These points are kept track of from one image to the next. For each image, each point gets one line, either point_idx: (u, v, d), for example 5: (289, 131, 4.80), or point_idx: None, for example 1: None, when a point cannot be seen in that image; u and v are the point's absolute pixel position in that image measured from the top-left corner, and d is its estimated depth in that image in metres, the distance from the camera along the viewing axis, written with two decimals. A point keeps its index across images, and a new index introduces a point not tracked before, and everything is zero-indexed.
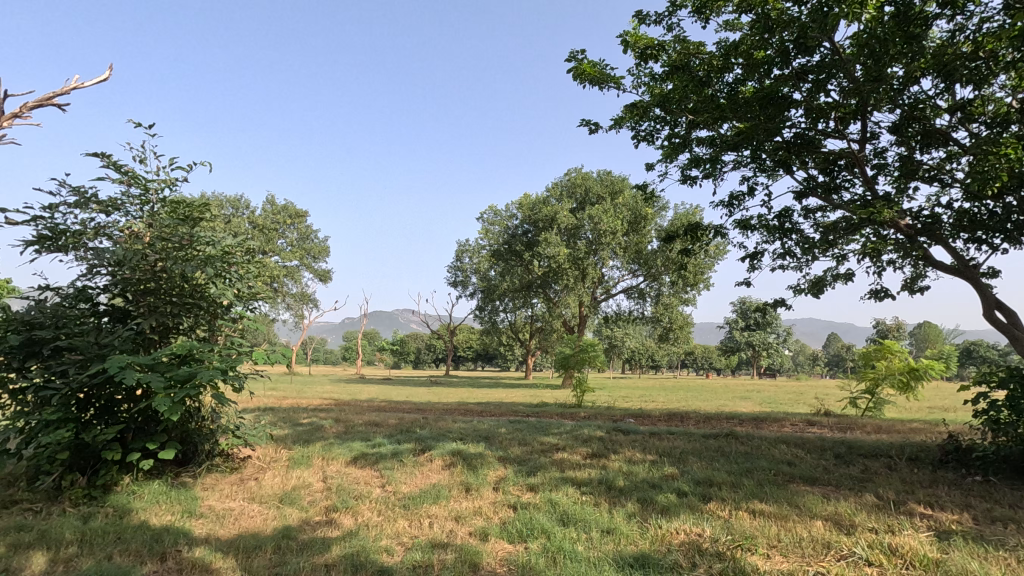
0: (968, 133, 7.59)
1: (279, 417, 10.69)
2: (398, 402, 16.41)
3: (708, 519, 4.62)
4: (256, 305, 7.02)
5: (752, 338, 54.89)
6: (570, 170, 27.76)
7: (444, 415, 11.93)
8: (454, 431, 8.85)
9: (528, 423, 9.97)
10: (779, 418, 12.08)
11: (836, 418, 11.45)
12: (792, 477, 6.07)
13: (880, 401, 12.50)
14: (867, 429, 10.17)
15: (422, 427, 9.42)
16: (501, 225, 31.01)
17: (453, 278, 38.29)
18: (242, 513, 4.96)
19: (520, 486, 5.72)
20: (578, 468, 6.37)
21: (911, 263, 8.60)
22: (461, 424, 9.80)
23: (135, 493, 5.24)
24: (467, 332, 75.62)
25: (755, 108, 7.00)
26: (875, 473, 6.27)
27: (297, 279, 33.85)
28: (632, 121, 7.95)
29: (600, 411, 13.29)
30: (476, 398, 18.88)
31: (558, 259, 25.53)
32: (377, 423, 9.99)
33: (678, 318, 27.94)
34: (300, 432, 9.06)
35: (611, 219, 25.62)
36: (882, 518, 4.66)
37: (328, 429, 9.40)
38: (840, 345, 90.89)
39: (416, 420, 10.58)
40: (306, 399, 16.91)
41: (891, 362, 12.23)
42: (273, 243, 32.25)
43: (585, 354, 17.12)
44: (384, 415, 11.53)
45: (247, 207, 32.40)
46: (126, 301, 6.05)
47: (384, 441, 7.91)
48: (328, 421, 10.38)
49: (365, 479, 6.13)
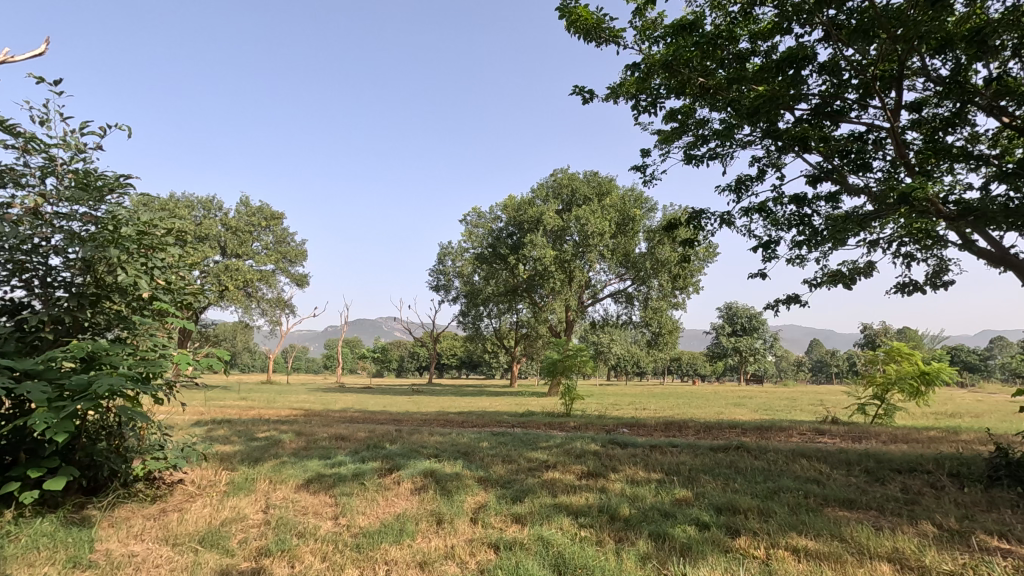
0: (1003, 109, 6.78)
1: (233, 432, 9.49)
2: (373, 413, 15.23)
3: (742, 562, 3.63)
4: (190, 300, 5.88)
5: (739, 344, 54.35)
6: (557, 171, 26.90)
7: (421, 427, 10.83)
8: (429, 445, 7.78)
9: (514, 436, 8.91)
10: (785, 427, 11.17)
11: (846, 427, 10.56)
12: (825, 499, 5.13)
13: (889, 408, 11.70)
14: (884, 439, 9.32)
15: (394, 441, 8.32)
16: (484, 227, 29.99)
17: (435, 282, 37.12)
18: (145, 562, 3.85)
19: (503, 516, 4.69)
20: (573, 491, 5.35)
21: (936, 253, 7.75)
22: (438, 438, 8.72)
23: (10, 535, 4.07)
24: (450, 340, 74.39)
25: (774, 74, 6.11)
26: (920, 495, 5.36)
27: (272, 284, 32.38)
28: (632, 92, 7.12)
29: (591, 421, 12.29)
30: (458, 408, 17.75)
31: (544, 260, 24.55)
32: (344, 437, 8.86)
33: (667, 323, 27.07)
34: (253, 448, 7.93)
35: (598, 220, 24.74)
36: (956, 556, 3.73)
37: (286, 444, 8.26)
38: (822, 350, 91.09)
39: (389, 432, 9.49)
40: (272, 410, 15.60)
41: (901, 366, 11.40)
42: (247, 246, 30.86)
43: (573, 359, 16.14)
44: (353, 428, 10.39)
45: (220, 208, 30.90)
46: (28, 294, 4.92)
47: (346, 460, 6.78)
48: (289, 434, 9.25)
49: (315, 508, 5.04)
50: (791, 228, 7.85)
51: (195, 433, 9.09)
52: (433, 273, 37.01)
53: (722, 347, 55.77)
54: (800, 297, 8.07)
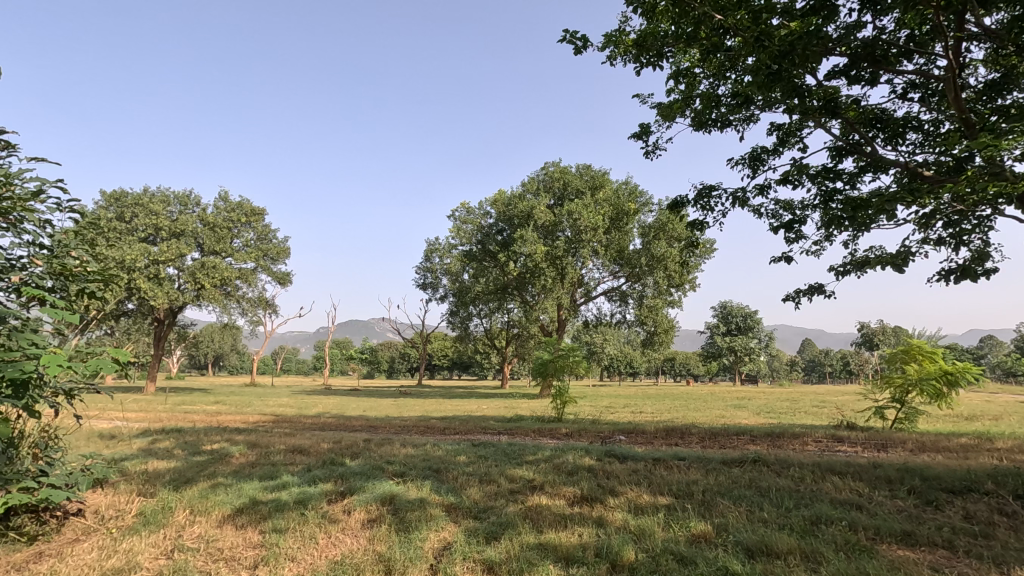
0: None
1: (179, 443, 8.37)
2: (350, 418, 14.10)
3: None
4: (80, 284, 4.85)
5: (734, 343, 53.63)
6: (548, 164, 25.80)
7: (396, 435, 9.73)
8: (397, 460, 6.69)
9: (497, 446, 7.83)
10: (797, 433, 10.15)
11: (866, 433, 9.55)
12: (877, 534, 4.12)
13: (910, 412, 10.69)
14: (911, 447, 8.31)
15: (358, 454, 7.22)
16: (474, 223, 28.86)
17: (422, 280, 35.97)
18: None
19: (472, 564, 3.61)
20: (563, 525, 4.29)
21: (981, 231, 6.63)
22: (410, 450, 7.63)
23: None
24: (441, 340, 73.19)
25: (805, 14, 5.08)
26: (992, 525, 4.33)
27: (252, 282, 31.03)
28: (635, 45, 6.26)
29: (584, 426, 11.25)
30: (442, 411, 16.65)
31: (535, 257, 23.49)
32: (303, 450, 7.74)
33: (663, 322, 26.02)
34: (192, 465, 6.80)
35: (592, 215, 23.63)
36: None
37: (233, 459, 7.14)
38: (815, 350, 90.68)
39: (357, 443, 8.39)
40: (241, 415, 14.43)
41: (922, 366, 10.44)
42: (226, 243, 29.50)
43: (565, 360, 15.11)
44: (318, 437, 9.25)
45: (198, 204, 29.51)
46: None
47: (292, 480, 5.68)
48: (241, 446, 8.13)
49: (232, 552, 3.95)
50: (813, 207, 6.90)
51: (131, 449, 7.94)
52: (420, 270, 35.80)
53: (716, 347, 55.07)
54: (823, 288, 7.07)
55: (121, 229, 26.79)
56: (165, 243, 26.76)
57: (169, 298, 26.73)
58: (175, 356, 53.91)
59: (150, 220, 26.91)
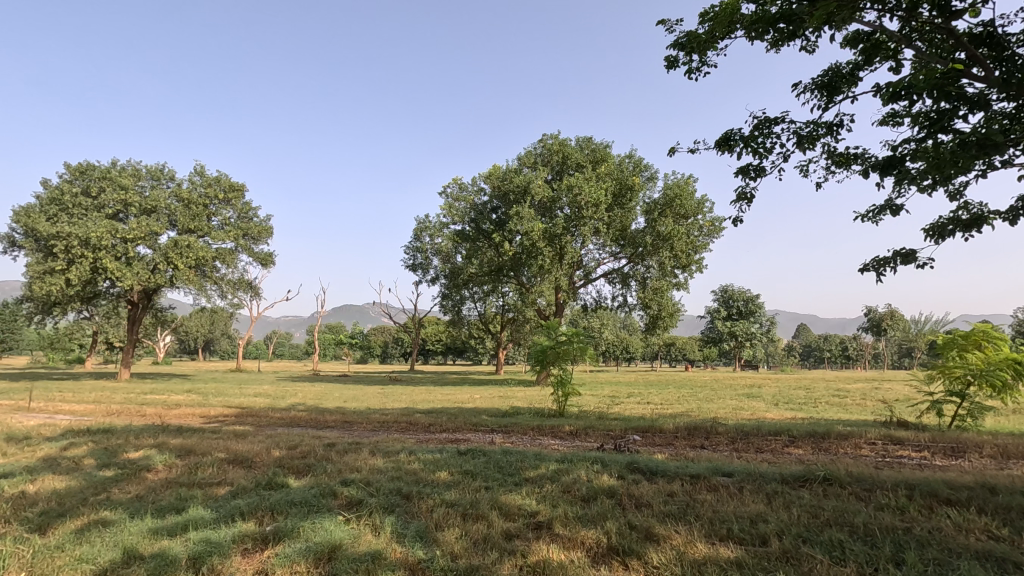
0: None
1: (94, 450, 6.74)
2: (324, 411, 12.51)
3: None
4: None
5: (734, 328, 52.37)
6: (547, 136, 24.00)
7: (367, 437, 8.12)
8: (357, 479, 5.09)
9: (487, 455, 6.23)
10: (843, 432, 8.62)
11: (928, 434, 8.01)
12: None
13: (972, 408, 9.14)
14: (998, 455, 6.77)
15: (309, 470, 5.63)
16: (466, 200, 27.01)
17: (412, 261, 34.14)
18: None
19: None
20: None
21: None
22: (377, 460, 6.03)
23: None
24: (434, 325, 71.47)
25: None
26: None
27: (231, 263, 29.07)
28: None
29: (591, 423, 9.69)
30: (430, 403, 15.03)
31: (532, 235, 21.76)
32: (244, 462, 6.10)
33: (668, 306, 24.39)
34: (89, 485, 5.16)
35: (594, 189, 21.89)
36: None
37: (147, 475, 5.54)
38: (812, 336, 89.62)
39: (316, 449, 6.80)
40: (202, 409, 12.77)
41: (987, 354, 8.97)
42: (201, 221, 27.35)
43: (566, 347, 13.51)
44: (270, 441, 7.61)
45: (171, 178, 27.50)
46: None
47: (202, 516, 4.07)
48: (170, 454, 6.50)
49: None
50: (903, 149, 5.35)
51: (27, 460, 6.29)
52: (409, 251, 34.07)
53: (717, 332, 53.71)
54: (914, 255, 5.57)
55: (87, 204, 24.91)
56: (135, 220, 24.66)
57: (141, 279, 24.95)
58: (162, 342, 52.27)
59: (118, 195, 24.91)
